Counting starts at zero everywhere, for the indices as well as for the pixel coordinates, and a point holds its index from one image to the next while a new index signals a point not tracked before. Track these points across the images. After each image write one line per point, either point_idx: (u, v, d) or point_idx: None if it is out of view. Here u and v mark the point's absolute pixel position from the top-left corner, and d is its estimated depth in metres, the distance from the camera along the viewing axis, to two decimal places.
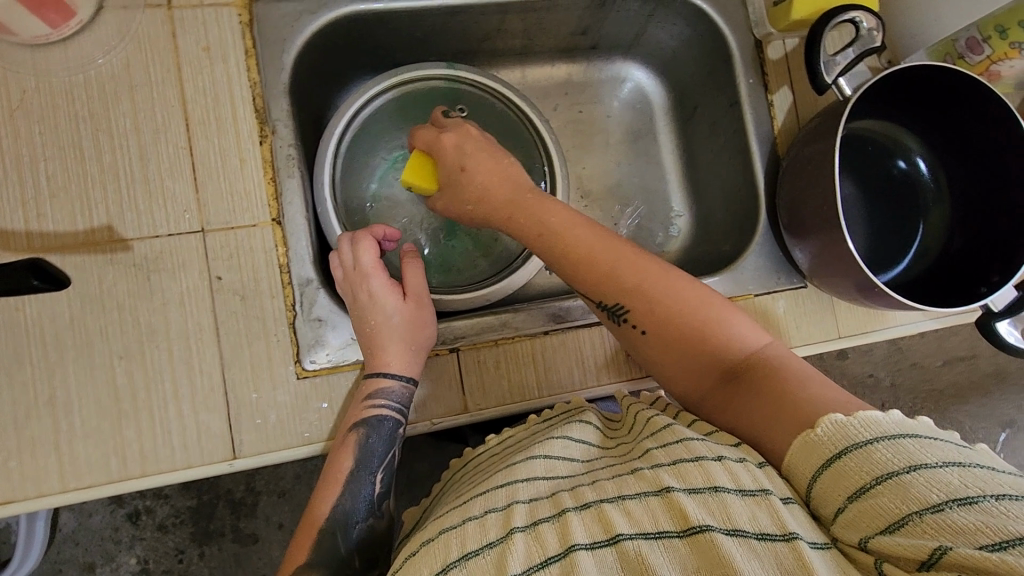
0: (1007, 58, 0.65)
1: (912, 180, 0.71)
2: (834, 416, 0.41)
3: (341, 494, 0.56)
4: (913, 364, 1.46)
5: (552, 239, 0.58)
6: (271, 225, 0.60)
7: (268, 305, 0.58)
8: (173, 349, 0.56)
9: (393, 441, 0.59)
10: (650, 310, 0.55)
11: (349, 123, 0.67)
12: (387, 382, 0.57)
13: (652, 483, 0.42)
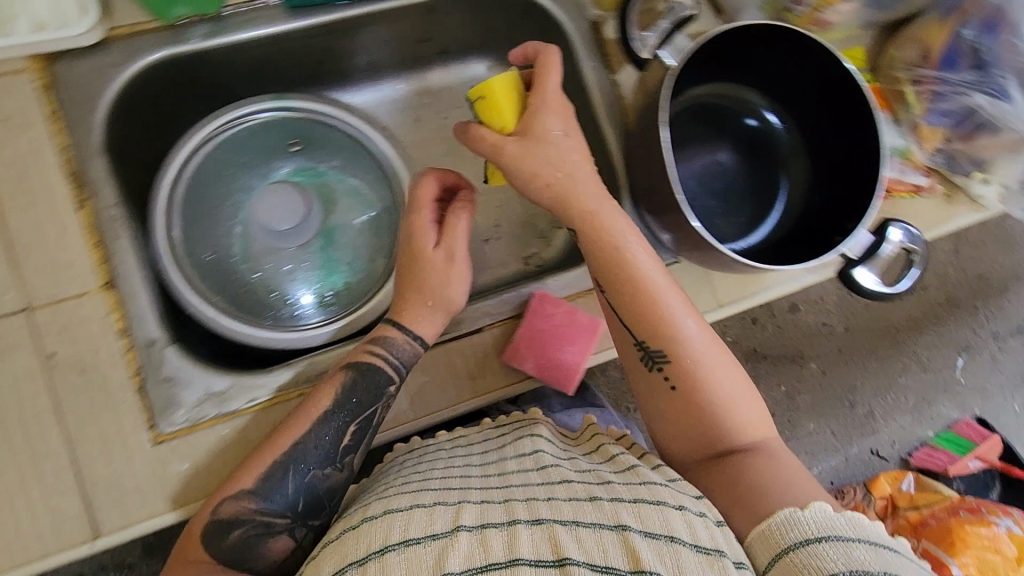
0: (829, 5, 0.64)
1: (765, 139, 0.71)
2: (824, 509, 0.46)
3: (308, 431, 0.56)
4: (867, 306, 1.43)
5: (625, 278, 0.57)
6: (101, 291, 0.57)
7: (111, 375, 0.56)
8: (14, 437, 0.54)
9: (381, 401, 0.59)
10: (690, 369, 0.57)
11: (180, 175, 0.65)
12: (405, 340, 0.60)
13: (608, 517, 0.46)
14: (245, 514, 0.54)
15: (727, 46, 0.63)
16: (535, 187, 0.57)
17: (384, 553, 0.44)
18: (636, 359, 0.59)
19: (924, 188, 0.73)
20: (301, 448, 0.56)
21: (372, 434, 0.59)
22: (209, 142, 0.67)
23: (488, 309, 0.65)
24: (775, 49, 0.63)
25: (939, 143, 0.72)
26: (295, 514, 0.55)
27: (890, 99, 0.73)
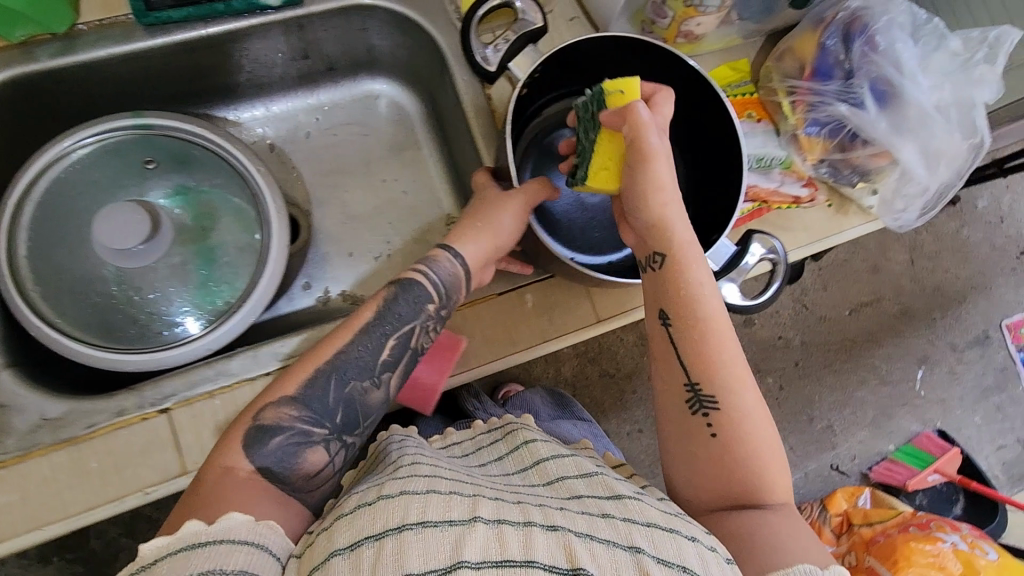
0: (690, 17, 0.63)
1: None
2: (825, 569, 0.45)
3: (349, 342, 0.57)
4: (821, 319, 1.41)
5: (689, 311, 0.55)
6: None
7: None
8: None
9: (421, 318, 0.60)
10: (732, 416, 0.53)
11: (27, 191, 0.63)
12: (446, 255, 0.62)
13: (623, 538, 0.43)
14: (286, 422, 0.53)
15: (581, 61, 0.65)
16: (643, 206, 0.56)
17: (402, 532, 0.40)
18: (680, 397, 0.55)
19: (804, 199, 0.71)
20: (345, 357, 0.56)
21: (410, 353, 0.59)
22: (66, 158, 0.65)
23: None
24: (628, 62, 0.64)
25: (820, 155, 0.70)
26: (333, 426, 0.55)
27: (771, 111, 0.73)
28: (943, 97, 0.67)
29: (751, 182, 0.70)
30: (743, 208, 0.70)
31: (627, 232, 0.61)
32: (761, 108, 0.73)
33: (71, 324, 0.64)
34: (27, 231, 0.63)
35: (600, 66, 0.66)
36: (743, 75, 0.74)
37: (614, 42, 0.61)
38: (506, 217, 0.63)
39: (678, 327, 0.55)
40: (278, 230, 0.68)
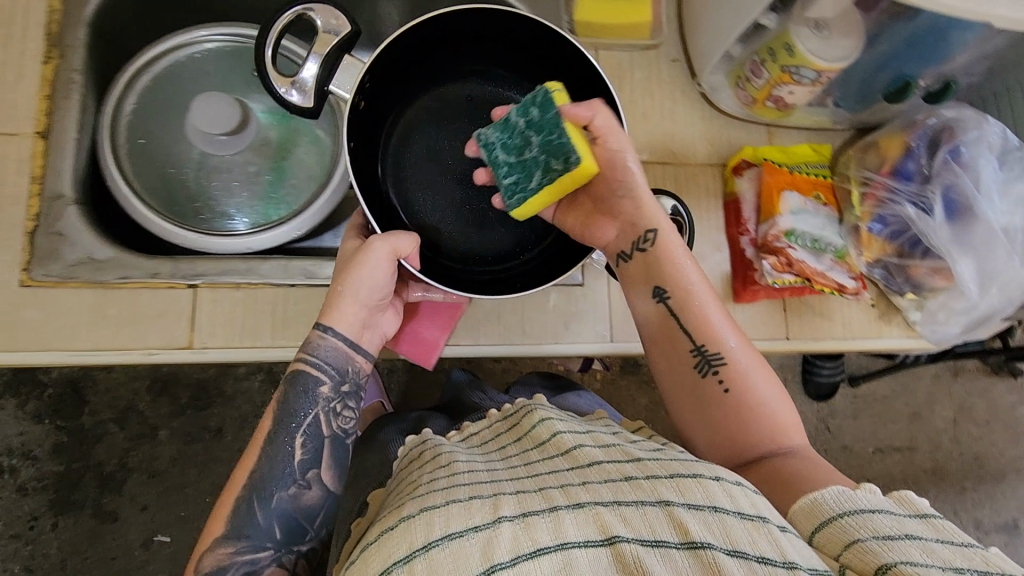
0: (783, 83, 0.65)
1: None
2: (837, 487, 0.44)
3: (258, 461, 0.56)
4: (843, 447, 1.34)
5: (682, 285, 0.58)
6: (33, 137, 0.61)
7: (8, 211, 0.60)
8: None
9: (322, 405, 0.57)
10: (738, 369, 0.55)
11: (146, 67, 0.70)
12: (318, 334, 0.57)
13: (649, 493, 0.42)
14: (224, 560, 0.53)
15: (400, 59, 0.63)
16: (624, 190, 0.59)
17: (429, 550, 0.41)
18: (691, 364, 0.56)
19: (848, 291, 0.70)
20: (267, 475, 0.55)
21: (325, 441, 0.57)
22: (187, 49, 0.72)
23: None
24: (452, 34, 0.64)
25: (877, 255, 0.70)
26: (276, 543, 0.55)
27: (840, 198, 0.73)
28: (1012, 223, 0.66)
29: (799, 257, 0.69)
30: (785, 280, 0.69)
31: (600, 227, 0.61)
32: (830, 193, 0.73)
33: (142, 187, 0.69)
34: (137, 96, 0.70)
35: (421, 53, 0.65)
36: (822, 158, 0.75)
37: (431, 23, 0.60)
38: (364, 274, 0.56)
39: (676, 299, 0.58)
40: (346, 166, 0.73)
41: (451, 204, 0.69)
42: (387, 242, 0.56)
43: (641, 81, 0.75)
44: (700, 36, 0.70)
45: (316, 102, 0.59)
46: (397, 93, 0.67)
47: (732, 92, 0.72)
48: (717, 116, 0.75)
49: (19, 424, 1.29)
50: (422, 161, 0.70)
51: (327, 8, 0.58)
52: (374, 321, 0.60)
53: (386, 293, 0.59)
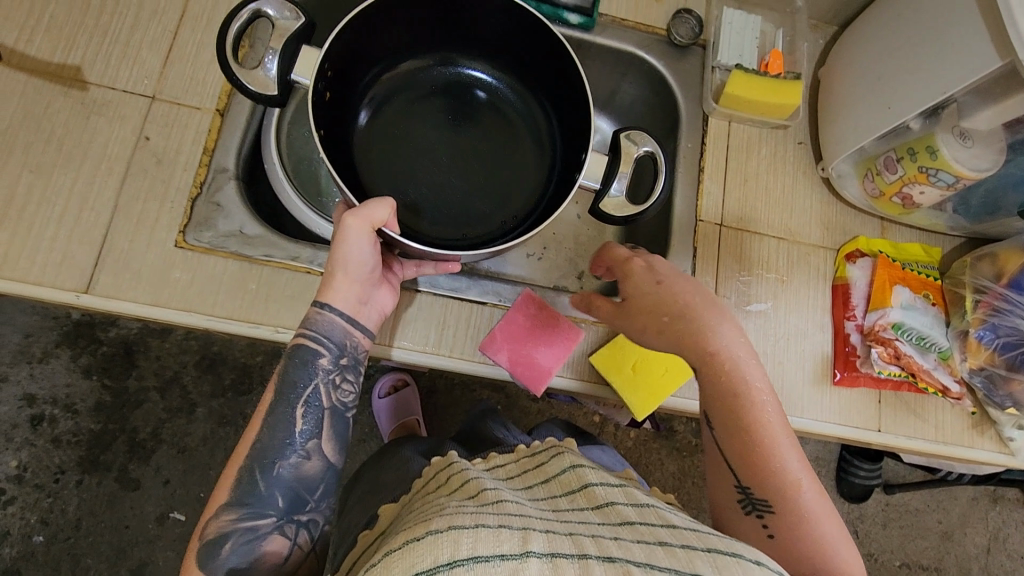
0: (917, 182, 0.67)
1: (498, 108, 0.78)
2: None
3: (260, 430, 0.56)
4: (869, 556, 1.29)
5: (747, 428, 0.56)
6: (213, 113, 0.66)
7: (176, 175, 0.64)
8: (78, 180, 0.62)
9: (322, 377, 0.58)
10: (793, 516, 0.53)
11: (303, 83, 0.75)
12: (316, 311, 0.58)
13: (685, 563, 0.40)
14: (227, 528, 0.54)
15: (377, 39, 0.69)
16: (688, 343, 0.58)
17: (455, 568, 0.37)
18: (732, 498, 0.56)
19: (951, 394, 0.72)
20: (271, 445, 0.56)
21: (320, 412, 0.58)
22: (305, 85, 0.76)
23: (499, 290, 0.68)
24: (426, 23, 0.71)
25: (982, 363, 0.71)
26: (277, 512, 0.56)
27: (948, 301, 0.75)
28: None
29: (906, 351, 0.70)
30: (892, 373, 0.70)
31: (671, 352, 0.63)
32: (938, 294, 0.74)
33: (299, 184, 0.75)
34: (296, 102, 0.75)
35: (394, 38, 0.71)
36: (931, 261, 0.77)
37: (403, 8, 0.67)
38: (349, 250, 0.57)
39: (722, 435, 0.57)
40: None
41: (442, 185, 0.73)
42: (359, 215, 0.55)
43: (767, 157, 0.78)
44: (836, 126, 0.74)
45: (281, 89, 0.59)
46: (375, 70, 0.73)
47: (859, 183, 0.74)
48: (836, 202, 0.78)
49: (68, 376, 1.30)
50: (401, 138, 0.75)
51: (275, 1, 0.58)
52: (371, 297, 0.61)
53: (374, 264, 0.59)
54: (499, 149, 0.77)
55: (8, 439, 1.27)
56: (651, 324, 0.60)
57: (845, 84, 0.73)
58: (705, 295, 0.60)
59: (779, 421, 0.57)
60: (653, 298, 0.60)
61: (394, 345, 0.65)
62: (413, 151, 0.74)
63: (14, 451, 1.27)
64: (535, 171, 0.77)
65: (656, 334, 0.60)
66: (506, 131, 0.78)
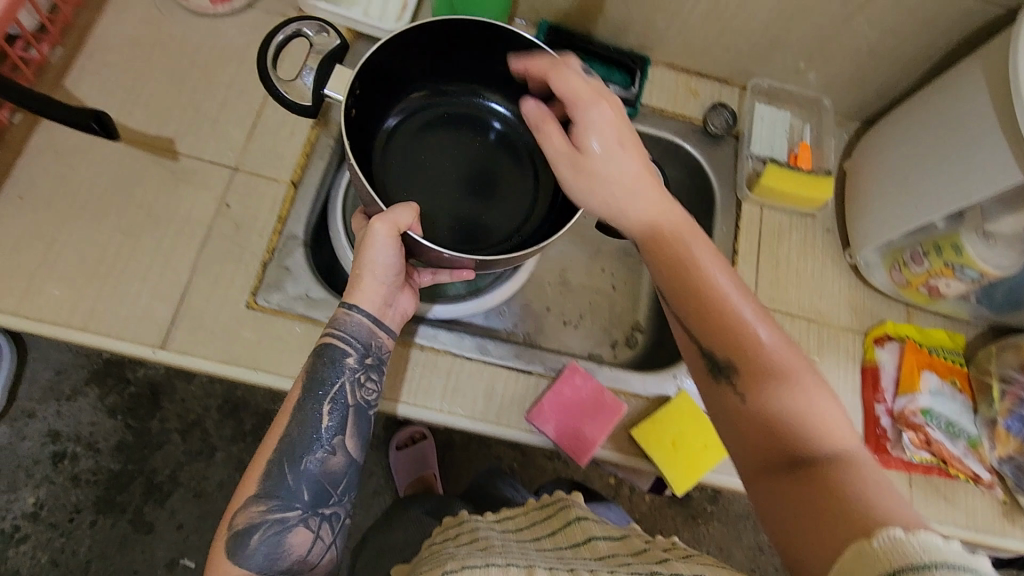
0: (943, 275, 0.71)
1: (505, 134, 0.80)
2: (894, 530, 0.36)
3: (289, 426, 0.59)
4: None
5: (705, 300, 0.52)
6: (289, 184, 0.72)
7: (252, 243, 0.69)
8: (162, 241, 0.66)
9: (349, 375, 0.61)
10: (790, 422, 0.46)
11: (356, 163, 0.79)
12: (345, 311, 0.62)
13: None
14: (257, 518, 0.56)
15: (400, 63, 0.72)
16: (659, 254, 0.55)
17: None
18: (728, 412, 0.49)
19: (982, 481, 0.73)
20: (300, 441, 0.59)
21: (347, 409, 0.61)
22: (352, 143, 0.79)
23: (544, 359, 0.72)
24: (446, 52, 0.73)
25: (1012, 453, 0.72)
26: (304, 505, 0.58)
27: (975, 388, 0.77)
28: None
29: (938, 438, 0.72)
30: (923, 458, 0.72)
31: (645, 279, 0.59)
32: (965, 381, 0.77)
33: None
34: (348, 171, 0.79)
35: (417, 64, 0.74)
36: (957, 347, 0.80)
37: (428, 37, 0.70)
38: (375, 255, 0.60)
39: (703, 342, 0.51)
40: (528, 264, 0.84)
41: (450, 200, 0.74)
42: (386, 220, 0.58)
43: (796, 242, 0.83)
44: (866, 218, 0.78)
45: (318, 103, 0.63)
46: (395, 90, 0.75)
47: (886, 272, 0.78)
48: (864, 289, 0.82)
49: (94, 414, 1.31)
50: (413, 162, 0.76)
51: (312, 23, 0.66)
52: (395, 300, 0.66)
53: (399, 270, 0.63)
54: (504, 183, 0.78)
55: (29, 475, 1.28)
56: (595, 186, 0.57)
57: (872, 180, 0.78)
58: (659, 183, 0.58)
59: (763, 324, 0.51)
60: (603, 167, 0.56)
61: (442, 411, 0.68)
62: (421, 176, 0.75)
63: (33, 487, 1.27)
64: (537, 200, 0.79)
65: (606, 195, 0.56)
66: (512, 149, 0.80)
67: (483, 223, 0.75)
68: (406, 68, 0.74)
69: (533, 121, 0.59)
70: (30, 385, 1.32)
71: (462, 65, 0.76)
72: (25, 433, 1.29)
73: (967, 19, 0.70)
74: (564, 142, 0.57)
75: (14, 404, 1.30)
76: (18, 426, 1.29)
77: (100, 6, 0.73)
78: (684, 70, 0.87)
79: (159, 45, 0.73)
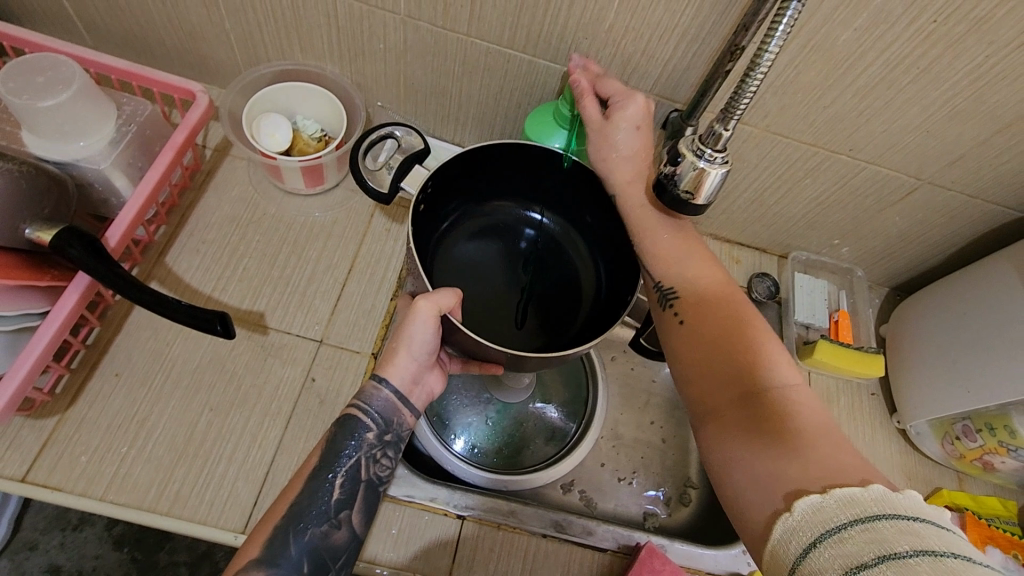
0: (997, 452, 0.74)
1: (550, 240, 0.73)
2: (812, 496, 0.43)
3: (299, 497, 0.53)
4: None
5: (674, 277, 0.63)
6: (369, 356, 0.74)
7: (335, 414, 0.71)
8: (250, 419, 0.69)
9: (365, 450, 0.56)
10: (743, 353, 0.56)
11: None
12: (372, 384, 0.57)
13: None
14: None
15: (457, 173, 0.67)
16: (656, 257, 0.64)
17: None
18: (712, 389, 0.56)
19: None
20: (306, 514, 0.52)
21: (361, 485, 0.55)
22: None
23: (617, 535, 0.72)
24: (497, 164, 0.68)
25: None
26: None
27: None
28: None
29: None
30: None
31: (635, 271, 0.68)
32: None
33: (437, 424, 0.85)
34: None
35: (472, 175, 0.69)
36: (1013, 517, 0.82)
37: (488, 150, 0.65)
38: (413, 333, 0.57)
39: (691, 325, 0.60)
40: (588, 432, 0.87)
41: (491, 308, 0.67)
42: (429, 298, 0.55)
43: (846, 407, 0.86)
44: (912, 389, 0.82)
45: (390, 194, 0.68)
46: (446, 203, 0.69)
47: (938, 442, 0.81)
48: (916, 456, 0.84)
49: (100, 546, 1.18)
50: (457, 280, 0.68)
51: (405, 129, 0.76)
52: (422, 378, 0.60)
53: (435, 349, 0.59)
54: (548, 297, 0.70)
55: None
56: (606, 150, 0.65)
57: (915, 353, 0.83)
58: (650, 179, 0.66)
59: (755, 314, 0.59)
60: (621, 140, 0.65)
61: None
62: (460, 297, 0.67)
63: None
64: (583, 304, 0.71)
65: (610, 162, 0.66)
66: (555, 253, 0.73)
67: (527, 331, 0.67)
68: (455, 184, 0.68)
69: (577, 92, 0.65)
70: (36, 513, 1.19)
71: (507, 176, 0.70)
72: (24, 568, 1.15)
73: (992, 219, 0.78)
74: (598, 112, 0.65)
75: (17, 535, 1.17)
76: (18, 562, 1.15)
77: (203, 186, 0.79)
78: (728, 241, 0.94)
79: (252, 221, 0.79)
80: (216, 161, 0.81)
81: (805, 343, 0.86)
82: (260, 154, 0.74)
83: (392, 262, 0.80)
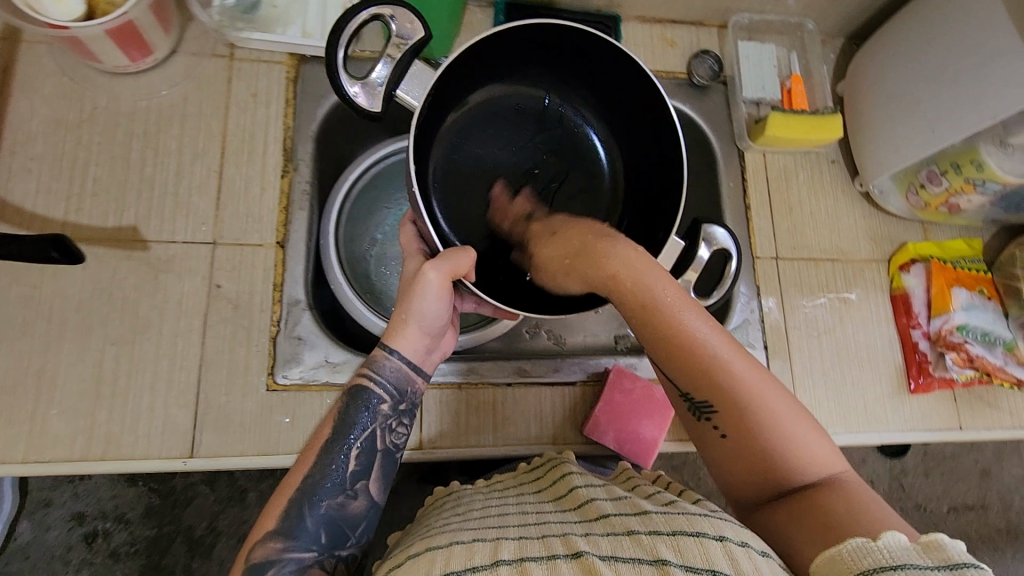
0: (964, 191, 0.70)
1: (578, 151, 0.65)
2: (896, 535, 0.35)
3: (311, 468, 0.48)
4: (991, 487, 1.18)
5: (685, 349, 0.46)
6: (275, 247, 0.66)
7: (255, 318, 0.64)
8: (161, 342, 0.62)
9: (380, 422, 0.51)
10: (773, 437, 0.45)
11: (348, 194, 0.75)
12: (382, 354, 0.52)
13: (647, 551, 0.36)
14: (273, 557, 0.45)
15: (491, 50, 0.57)
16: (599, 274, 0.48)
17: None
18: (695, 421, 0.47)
19: None
20: (316, 485, 0.47)
21: (379, 457, 0.51)
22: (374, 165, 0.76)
23: (585, 366, 0.70)
24: (540, 48, 0.58)
25: None
26: (320, 547, 0.47)
27: (1002, 292, 0.77)
28: None
29: (978, 352, 0.73)
30: (966, 375, 0.74)
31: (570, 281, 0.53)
32: (991, 287, 0.77)
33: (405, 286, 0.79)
34: (305, 208, 0.68)
35: (512, 55, 0.59)
36: (976, 253, 0.80)
37: (545, 28, 0.54)
38: (424, 305, 0.51)
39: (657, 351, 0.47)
40: None
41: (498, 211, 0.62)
42: (441, 266, 0.49)
43: (806, 183, 0.80)
44: (871, 148, 0.76)
45: (385, 106, 0.53)
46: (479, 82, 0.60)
47: (902, 197, 0.77)
48: (878, 214, 0.80)
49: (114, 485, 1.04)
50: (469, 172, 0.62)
51: (405, 14, 0.52)
52: (435, 345, 0.55)
53: (445, 318, 0.53)
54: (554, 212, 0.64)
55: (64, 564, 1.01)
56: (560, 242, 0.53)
57: (873, 105, 0.75)
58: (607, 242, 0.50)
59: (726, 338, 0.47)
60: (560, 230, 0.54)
61: (499, 444, 0.66)
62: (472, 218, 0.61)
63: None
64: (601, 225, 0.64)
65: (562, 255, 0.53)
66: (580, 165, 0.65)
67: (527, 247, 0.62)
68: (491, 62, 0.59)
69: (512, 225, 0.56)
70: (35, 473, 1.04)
71: (551, 67, 0.60)
72: (47, 525, 1.01)
73: None
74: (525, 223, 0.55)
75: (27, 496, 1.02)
76: (40, 521, 1.01)
77: (6, 89, 0.63)
78: (657, 21, 0.80)
79: (83, 119, 0.64)
80: (9, 53, 0.64)
81: (757, 121, 0.78)
82: (48, 26, 0.56)
83: (270, 132, 0.68)
